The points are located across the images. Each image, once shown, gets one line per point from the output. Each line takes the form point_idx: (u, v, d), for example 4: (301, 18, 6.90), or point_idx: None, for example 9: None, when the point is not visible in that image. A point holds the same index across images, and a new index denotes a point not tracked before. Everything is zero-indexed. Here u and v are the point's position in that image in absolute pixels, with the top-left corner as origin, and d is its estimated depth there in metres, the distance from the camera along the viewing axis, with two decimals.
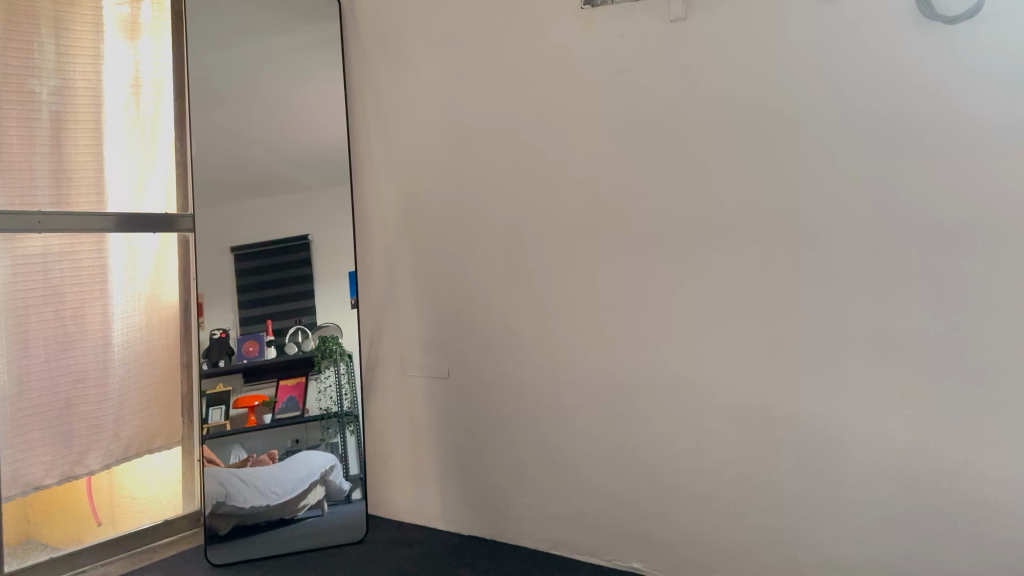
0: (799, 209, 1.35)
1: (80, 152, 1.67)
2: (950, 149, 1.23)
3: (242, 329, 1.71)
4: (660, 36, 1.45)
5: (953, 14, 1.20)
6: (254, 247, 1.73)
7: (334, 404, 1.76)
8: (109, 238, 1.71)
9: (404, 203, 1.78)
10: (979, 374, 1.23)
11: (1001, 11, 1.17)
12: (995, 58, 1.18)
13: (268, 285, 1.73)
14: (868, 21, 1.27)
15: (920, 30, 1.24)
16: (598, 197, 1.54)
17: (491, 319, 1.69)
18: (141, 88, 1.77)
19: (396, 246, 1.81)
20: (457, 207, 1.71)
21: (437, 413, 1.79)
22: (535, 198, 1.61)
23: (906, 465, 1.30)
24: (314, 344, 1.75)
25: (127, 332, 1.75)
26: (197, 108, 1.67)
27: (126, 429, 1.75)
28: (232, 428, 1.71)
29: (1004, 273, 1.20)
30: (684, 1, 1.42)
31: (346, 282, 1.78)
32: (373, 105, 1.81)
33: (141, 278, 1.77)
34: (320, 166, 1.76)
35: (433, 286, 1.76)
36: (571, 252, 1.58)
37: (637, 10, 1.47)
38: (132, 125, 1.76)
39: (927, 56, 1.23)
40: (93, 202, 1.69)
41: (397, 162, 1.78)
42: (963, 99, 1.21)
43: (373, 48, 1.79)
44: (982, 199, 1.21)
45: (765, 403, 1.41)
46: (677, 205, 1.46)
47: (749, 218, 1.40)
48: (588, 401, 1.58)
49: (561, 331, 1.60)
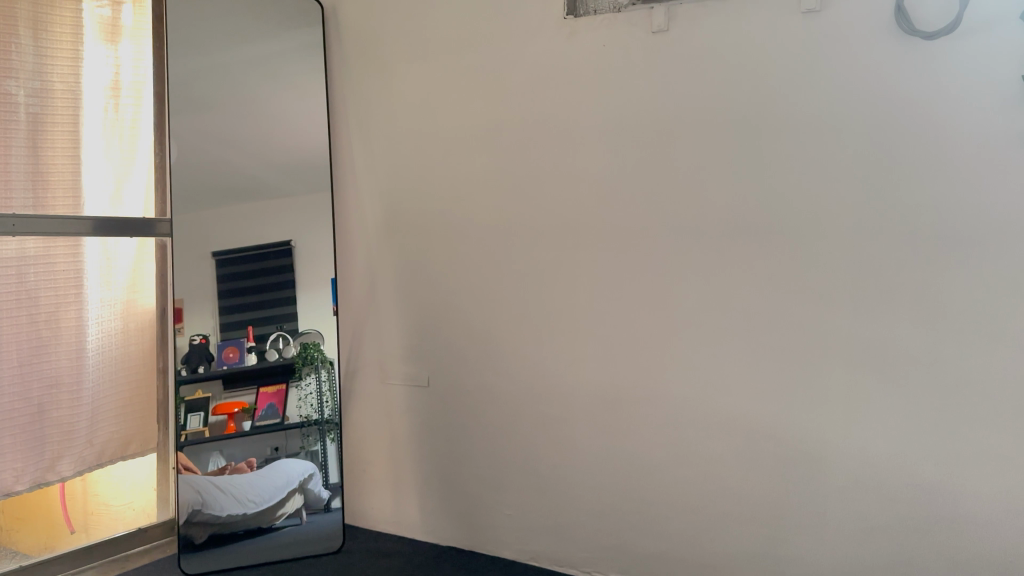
0: (780, 223, 1.36)
1: (57, 155, 1.65)
2: (931, 164, 1.24)
3: (222, 335, 1.69)
4: (642, 48, 1.45)
5: (932, 30, 1.22)
6: (236, 252, 1.72)
7: (314, 411, 1.74)
8: (85, 242, 1.69)
9: (386, 210, 1.77)
10: (957, 388, 1.24)
11: (978, 28, 1.19)
12: (974, 75, 1.20)
13: (249, 291, 1.72)
14: (849, 36, 1.28)
15: (900, 46, 1.25)
16: (580, 207, 1.54)
17: (472, 328, 1.68)
18: (120, 91, 1.75)
19: (378, 253, 1.80)
20: (438, 215, 1.70)
21: (416, 422, 1.78)
22: (517, 206, 1.61)
23: (884, 478, 1.30)
24: (296, 351, 1.74)
25: (102, 337, 1.73)
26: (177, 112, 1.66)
27: (100, 435, 1.73)
28: (210, 436, 1.69)
29: (982, 288, 1.22)
30: (666, 13, 1.42)
31: (328, 289, 1.77)
32: (355, 112, 1.80)
33: (118, 283, 1.75)
34: (301, 173, 1.75)
35: (414, 295, 1.75)
36: (552, 261, 1.58)
37: (620, 20, 1.47)
38: (111, 128, 1.74)
39: (908, 72, 1.25)
40: (70, 205, 1.67)
41: (378, 170, 1.78)
42: (944, 113, 1.23)
43: (356, 55, 1.78)
44: (963, 214, 1.22)
45: (747, 414, 1.41)
46: (658, 216, 1.46)
47: (730, 230, 1.40)
48: (569, 411, 1.58)
49: (543, 340, 1.59)
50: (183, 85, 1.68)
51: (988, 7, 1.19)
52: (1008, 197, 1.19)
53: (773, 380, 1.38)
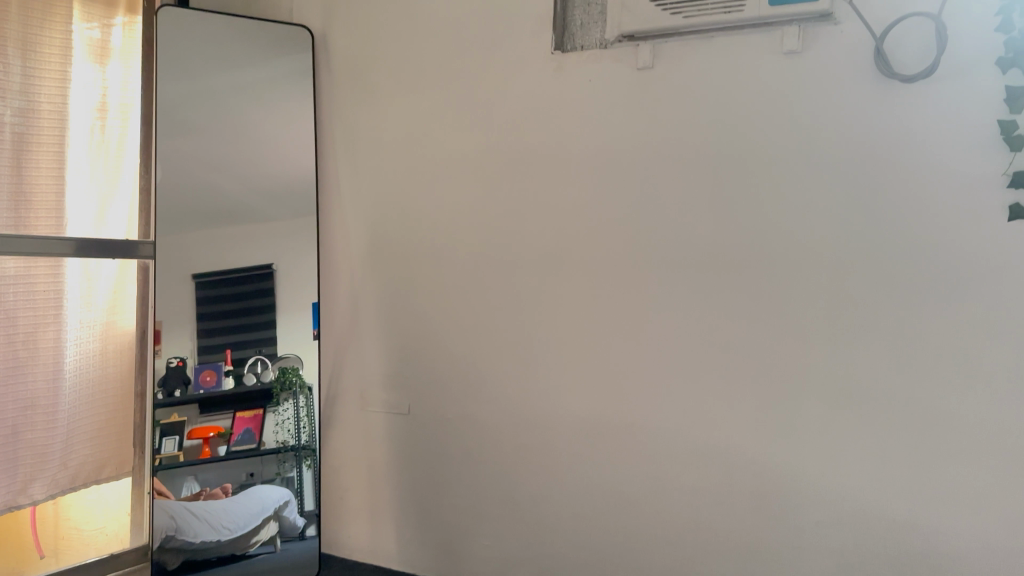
0: (761, 258, 1.38)
1: (42, 175, 1.64)
2: (908, 204, 1.27)
3: (200, 358, 1.68)
4: (627, 83, 1.48)
5: (910, 74, 1.26)
6: (216, 274, 1.71)
7: (291, 437, 1.74)
8: (67, 263, 1.68)
9: (371, 236, 1.78)
10: (931, 425, 1.26)
11: (955, 72, 1.23)
12: (952, 117, 1.24)
13: (229, 314, 1.71)
14: (830, 77, 1.32)
15: (880, 88, 1.28)
16: (563, 238, 1.55)
17: (453, 356, 1.68)
18: (107, 112, 1.76)
19: (360, 279, 1.80)
20: (422, 243, 1.71)
21: (395, 450, 1.77)
22: (502, 236, 1.62)
23: (860, 514, 1.31)
24: (273, 376, 1.74)
25: (80, 359, 1.71)
26: (163, 134, 1.66)
27: (75, 457, 1.70)
28: (185, 460, 1.66)
29: (957, 326, 1.24)
30: (651, 50, 1.45)
31: (309, 313, 1.77)
32: (343, 139, 1.81)
33: (98, 304, 1.75)
34: (286, 197, 1.76)
35: (397, 322, 1.75)
36: (535, 291, 1.58)
37: (607, 56, 1.50)
38: (97, 149, 1.74)
39: (887, 113, 1.28)
40: (53, 225, 1.66)
41: (365, 196, 1.78)
42: (920, 155, 1.26)
43: (345, 82, 1.80)
44: (939, 253, 1.25)
45: (725, 447, 1.41)
46: (641, 248, 1.48)
47: (712, 264, 1.42)
48: (548, 441, 1.58)
49: (525, 370, 1.60)
50: (172, 108, 1.68)
51: (965, 52, 1.22)
52: (983, 237, 1.22)
53: (752, 413, 1.39)
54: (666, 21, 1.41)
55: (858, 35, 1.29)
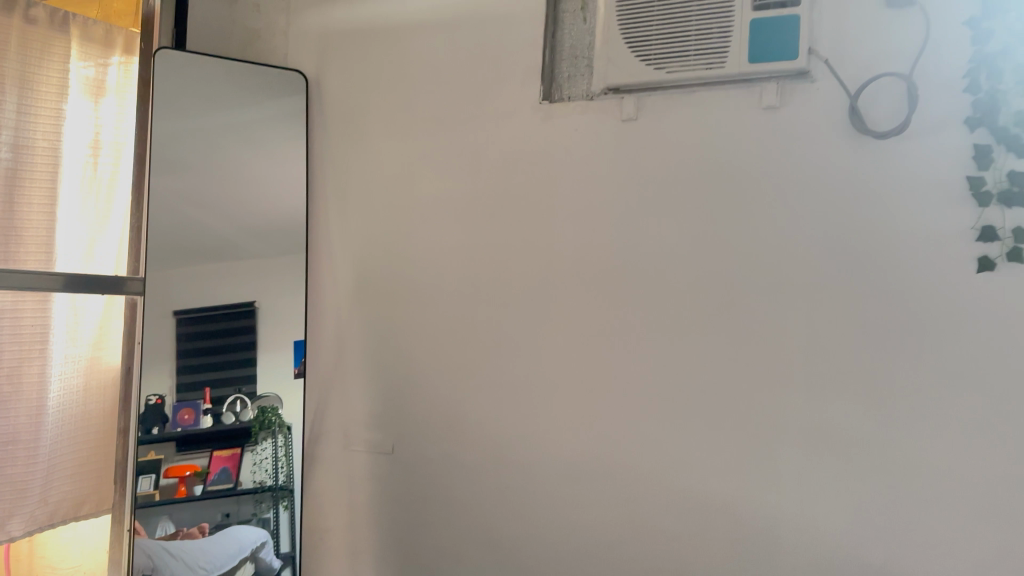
0: (740, 304, 1.41)
1: (33, 210, 1.65)
2: (882, 254, 1.31)
3: (179, 396, 1.68)
4: (612, 133, 1.53)
5: (883, 130, 1.31)
6: (198, 312, 1.72)
7: (269, 477, 1.73)
8: (54, 298, 1.69)
9: (358, 276, 1.80)
10: (905, 471, 1.29)
11: (925, 130, 1.29)
12: (923, 172, 1.29)
13: (210, 352, 1.72)
14: (807, 132, 1.37)
15: (855, 143, 1.34)
16: (547, 281, 1.58)
17: (437, 396, 1.70)
18: (100, 150, 1.78)
19: (346, 318, 1.81)
20: (409, 284, 1.73)
21: (377, 491, 1.77)
22: (488, 278, 1.65)
23: (836, 559, 1.33)
24: (252, 415, 1.74)
25: (64, 394, 1.71)
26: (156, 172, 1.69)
27: (54, 494, 1.69)
28: (161, 499, 1.65)
29: (929, 374, 1.28)
30: (635, 102, 1.50)
31: (291, 351, 1.79)
32: (333, 180, 1.84)
33: (84, 339, 1.76)
34: (274, 236, 1.78)
35: (382, 362, 1.76)
36: (519, 333, 1.61)
37: (592, 107, 1.55)
38: (88, 186, 1.76)
39: (861, 167, 1.33)
40: (41, 261, 1.67)
41: (353, 237, 1.81)
42: (893, 207, 1.31)
43: (337, 126, 1.84)
44: (912, 302, 1.29)
45: (704, 490, 1.43)
46: (624, 293, 1.51)
47: (693, 310, 1.45)
48: (530, 483, 1.59)
49: (508, 411, 1.62)
50: (165, 146, 1.71)
51: (935, 111, 1.28)
52: (953, 288, 1.27)
53: (731, 457, 1.41)
54: (649, 75, 1.46)
55: (833, 92, 1.35)
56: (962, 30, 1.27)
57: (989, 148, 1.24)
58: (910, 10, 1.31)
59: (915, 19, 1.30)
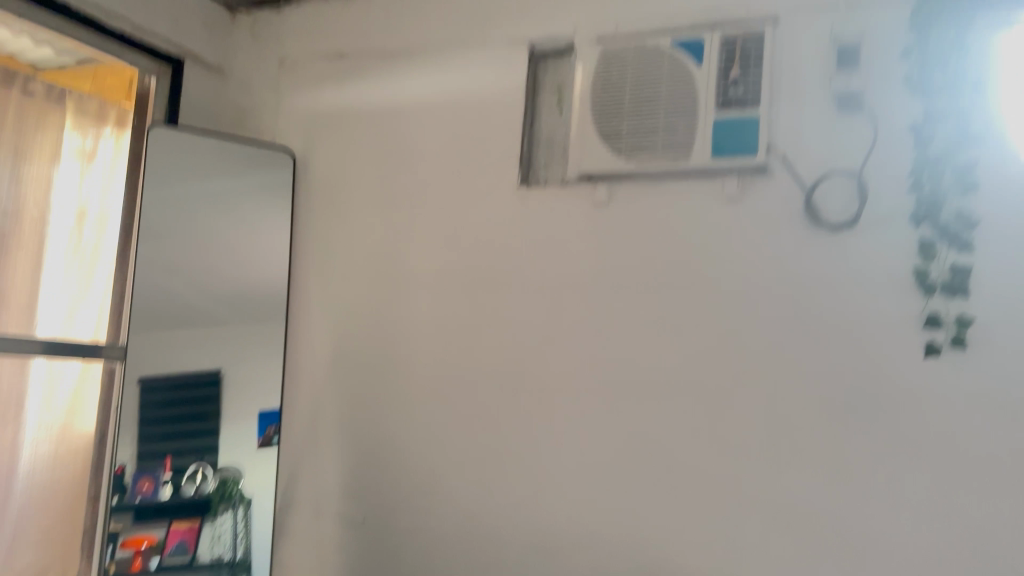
0: (704, 383, 1.48)
1: (17, 275, 1.66)
2: (837, 339, 1.39)
3: (139, 465, 1.69)
4: (584, 217, 1.61)
5: (836, 223, 1.42)
6: (164, 380, 1.74)
7: (227, 551, 1.73)
8: (32, 364, 1.70)
9: (335, 348, 1.84)
10: (861, 550, 1.33)
11: (874, 224, 1.39)
12: (873, 263, 1.38)
13: (174, 421, 1.74)
14: (766, 222, 1.46)
15: (810, 234, 1.43)
16: (520, 357, 1.64)
17: (409, 468, 1.72)
18: (86, 219, 1.81)
19: (322, 389, 1.85)
20: (385, 356, 1.78)
21: (344, 563, 1.77)
22: (462, 352, 1.70)
23: None
24: (213, 486, 1.75)
25: (35, 461, 1.71)
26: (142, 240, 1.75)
27: (19, 562, 1.67)
28: (115, 571, 1.64)
29: (882, 455, 1.34)
30: (607, 189, 1.60)
31: (255, 422, 1.80)
32: (315, 254, 1.89)
33: (58, 406, 1.75)
34: (250, 305, 1.83)
35: (355, 433, 1.79)
36: (492, 407, 1.65)
37: (566, 192, 1.64)
38: (73, 253, 1.78)
39: (816, 256, 1.42)
40: (22, 325, 1.67)
41: (331, 309, 1.86)
42: (846, 294, 1.39)
43: (320, 202, 1.90)
44: (865, 385, 1.36)
45: (669, 566, 1.46)
46: (593, 370, 1.57)
47: (660, 388, 1.51)
48: (499, 556, 1.61)
49: (478, 484, 1.65)
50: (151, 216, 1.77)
51: (882, 207, 1.39)
52: (903, 372, 1.34)
53: (695, 534, 1.45)
54: (619, 165, 1.56)
55: (790, 186, 1.46)
56: (905, 135, 1.38)
57: (932, 243, 1.34)
58: (858, 115, 1.42)
59: (862, 124, 1.42)
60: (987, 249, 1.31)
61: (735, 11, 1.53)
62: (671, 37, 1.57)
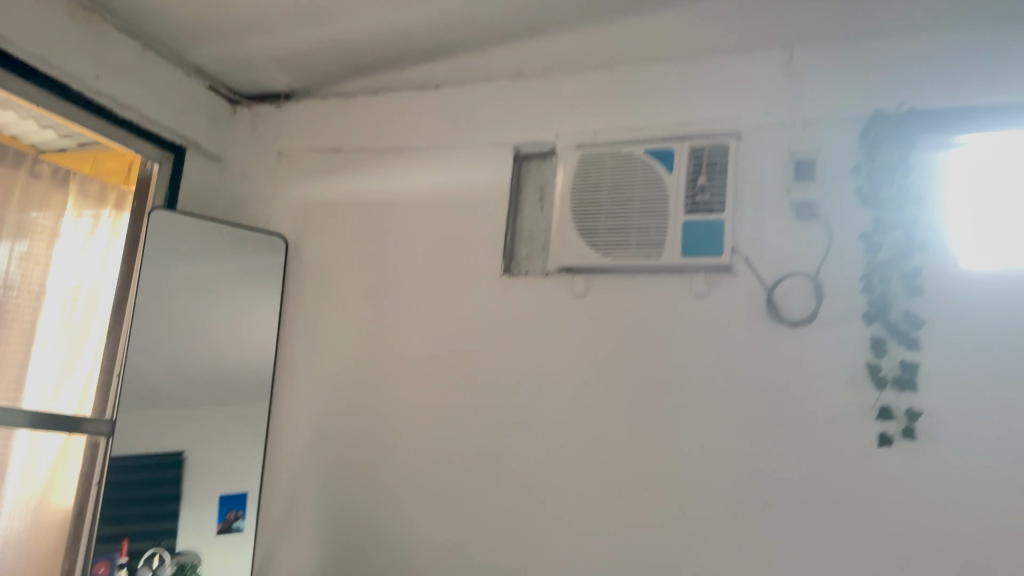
0: (674, 467, 1.55)
1: (9, 350, 1.68)
2: (797, 428, 1.48)
3: (95, 549, 1.67)
4: (563, 306, 1.71)
5: (794, 320, 1.52)
6: (128, 460, 1.72)
7: None
8: (16, 438, 1.72)
9: (317, 427, 1.88)
10: None
11: (830, 321, 1.50)
12: (830, 357, 1.49)
13: (137, 502, 1.72)
14: (731, 317, 1.57)
15: (772, 329, 1.54)
16: (498, 440, 1.70)
17: (384, 548, 1.75)
18: (79, 295, 1.84)
19: (303, 467, 1.88)
20: (366, 436, 1.83)
21: None
22: (442, 433, 1.76)
23: None
24: (171, 571, 1.72)
25: (9, 536, 1.71)
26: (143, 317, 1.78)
27: None
28: None
29: (842, 541, 1.40)
30: (585, 280, 1.70)
31: (217, 505, 1.80)
32: (303, 334, 1.95)
33: (37, 480, 1.77)
34: (234, 383, 1.87)
35: (333, 512, 1.82)
36: (469, 488, 1.70)
37: (546, 283, 1.74)
38: (64, 329, 1.81)
39: (778, 350, 1.52)
40: (9, 398, 1.68)
41: (315, 389, 1.91)
42: (806, 386, 1.49)
43: (310, 285, 1.98)
44: (824, 472, 1.44)
45: None
46: (569, 453, 1.64)
47: (632, 472, 1.58)
48: None
49: (452, 565, 1.68)
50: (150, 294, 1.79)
51: (838, 306, 1.50)
52: (860, 461, 1.43)
53: None
54: (596, 258, 1.67)
55: (753, 285, 1.57)
56: (857, 241, 1.51)
57: (883, 340, 1.45)
58: (814, 223, 1.55)
59: (818, 230, 1.55)
60: (934, 347, 1.42)
61: (702, 125, 1.67)
62: (644, 145, 1.71)
